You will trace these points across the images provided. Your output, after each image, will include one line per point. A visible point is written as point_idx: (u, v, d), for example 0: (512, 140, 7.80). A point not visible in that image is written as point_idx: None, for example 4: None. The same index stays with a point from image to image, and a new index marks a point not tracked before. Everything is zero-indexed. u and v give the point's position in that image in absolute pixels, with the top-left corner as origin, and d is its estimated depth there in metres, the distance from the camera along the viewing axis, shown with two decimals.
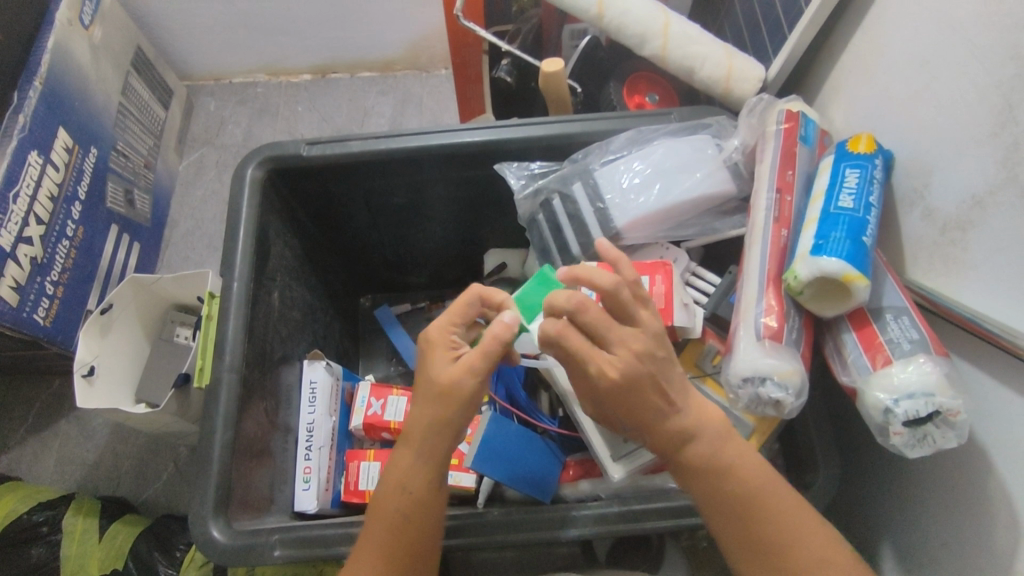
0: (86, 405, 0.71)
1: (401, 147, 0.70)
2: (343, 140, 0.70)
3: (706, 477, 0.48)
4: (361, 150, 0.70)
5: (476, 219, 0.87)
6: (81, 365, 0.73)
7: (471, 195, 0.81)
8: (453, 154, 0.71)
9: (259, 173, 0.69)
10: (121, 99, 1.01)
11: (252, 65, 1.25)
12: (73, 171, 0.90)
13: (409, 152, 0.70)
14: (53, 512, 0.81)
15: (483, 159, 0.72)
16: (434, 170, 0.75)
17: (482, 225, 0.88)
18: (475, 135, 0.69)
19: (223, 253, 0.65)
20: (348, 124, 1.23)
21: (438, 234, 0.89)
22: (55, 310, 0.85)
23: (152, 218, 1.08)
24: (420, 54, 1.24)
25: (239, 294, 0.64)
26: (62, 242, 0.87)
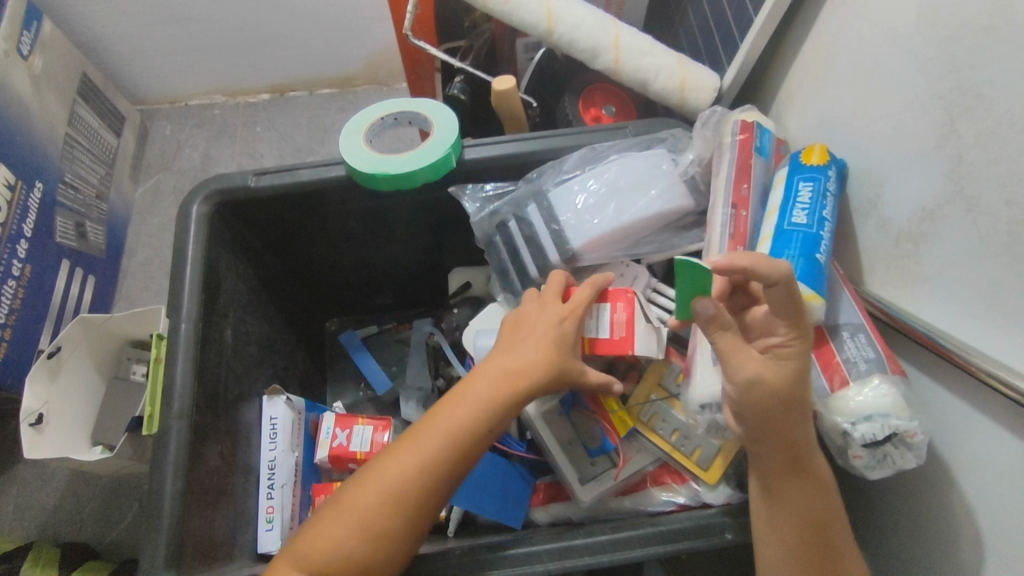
0: (35, 455, 0.68)
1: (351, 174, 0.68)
2: (292, 169, 0.68)
3: (801, 498, 0.46)
4: (311, 179, 0.68)
5: (438, 239, 0.85)
6: (29, 413, 0.70)
7: (430, 217, 0.79)
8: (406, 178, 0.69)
9: (206, 208, 0.67)
10: (67, 130, 0.98)
11: (207, 87, 1.23)
12: (17, 209, 0.87)
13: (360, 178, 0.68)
14: (9, 565, 0.78)
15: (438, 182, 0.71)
16: (389, 195, 0.73)
17: (447, 246, 0.87)
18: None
19: (169, 293, 0.63)
20: (308, 143, 1.20)
21: (401, 256, 0.87)
22: (4, 354, 0.82)
23: (107, 249, 1.06)
24: (379, 68, 1.22)
25: (187, 334, 0.62)
26: (8, 283, 0.84)
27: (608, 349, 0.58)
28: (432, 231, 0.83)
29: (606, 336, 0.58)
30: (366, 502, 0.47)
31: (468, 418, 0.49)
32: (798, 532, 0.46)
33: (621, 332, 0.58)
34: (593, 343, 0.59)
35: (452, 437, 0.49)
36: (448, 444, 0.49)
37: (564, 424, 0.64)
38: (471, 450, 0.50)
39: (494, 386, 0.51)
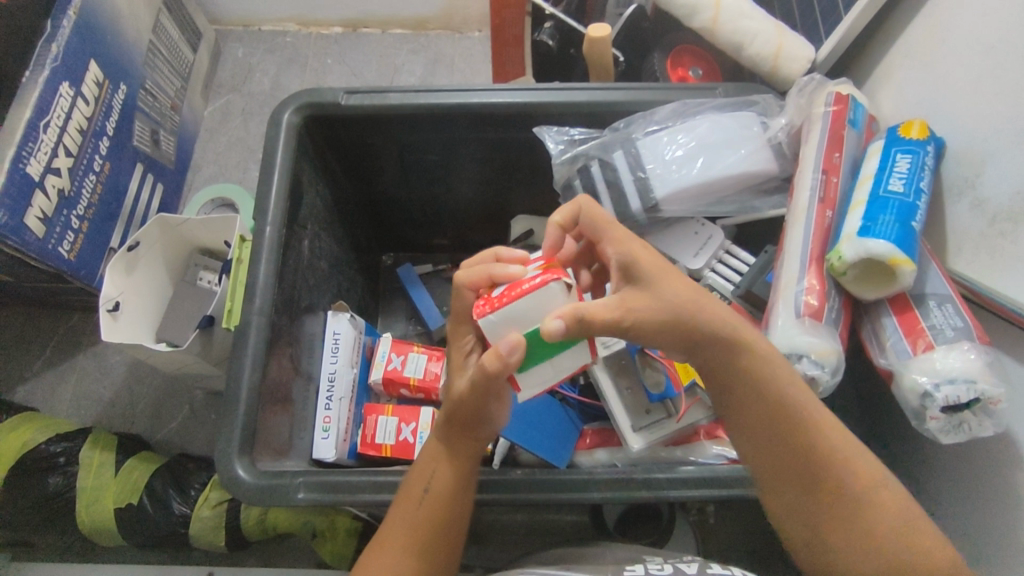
0: (111, 339, 0.73)
1: (435, 102, 0.69)
2: (383, 92, 0.70)
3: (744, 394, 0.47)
4: (399, 103, 0.69)
5: (507, 185, 0.86)
6: (107, 300, 0.75)
7: (504, 159, 0.80)
8: (492, 115, 0.71)
9: (296, 119, 0.69)
10: (151, 37, 1.04)
11: (283, 14, 1.24)
12: (102, 107, 0.93)
13: (446, 109, 0.70)
14: (69, 445, 0.85)
15: (519, 123, 0.72)
16: (469, 132, 0.74)
17: (513, 194, 0.88)
18: (514, 96, 0.68)
19: (257, 197, 0.65)
20: (377, 80, 1.22)
21: (468, 198, 0.89)
22: (80, 245, 0.90)
23: (176, 160, 1.12)
24: (454, 14, 1.22)
25: (270, 239, 0.64)
26: (89, 177, 0.91)
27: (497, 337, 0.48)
28: (502, 174, 0.83)
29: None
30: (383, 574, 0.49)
31: (431, 495, 0.50)
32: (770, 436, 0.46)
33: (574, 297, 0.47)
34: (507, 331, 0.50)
35: (430, 518, 0.50)
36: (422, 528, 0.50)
37: (622, 369, 0.66)
38: (450, 517, 0.50)
39: (443, 469, 0.51)
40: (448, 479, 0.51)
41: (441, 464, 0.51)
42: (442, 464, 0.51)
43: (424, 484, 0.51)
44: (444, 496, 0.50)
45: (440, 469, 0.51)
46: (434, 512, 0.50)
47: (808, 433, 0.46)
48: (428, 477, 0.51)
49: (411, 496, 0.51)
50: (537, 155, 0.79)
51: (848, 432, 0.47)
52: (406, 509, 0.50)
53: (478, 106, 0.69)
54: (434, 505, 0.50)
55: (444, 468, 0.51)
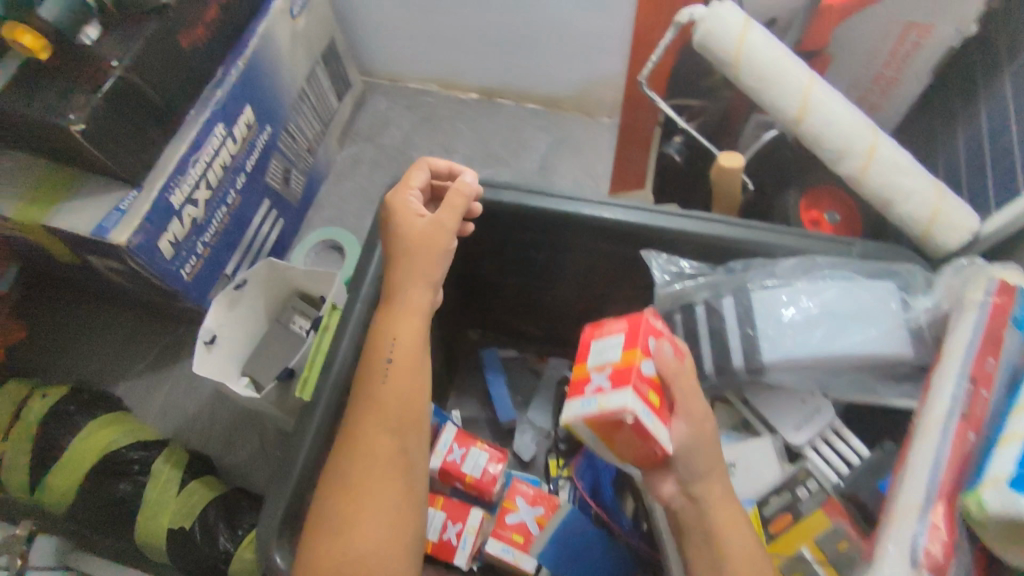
0: (198, 370, 0.79)
1: (549, 207, 0.68)
2: (498, 187, 0.69)
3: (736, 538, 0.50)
4: (512, 202, 0.69)
5: (605, 292, 0.82)
6: (205, 332, 0.81)
7: (607, 269, 0.76)
8: (602, 229, 0.68)
9: (408, 202, 0.71)
10: (303, 85, 1.12)
11: (427, 75, 1.31)
12: (247, 146, 1.01)
13: (556, 215, 0.68)
14: (146, 453, 0.92)
15: (629, 244, 0.69)
16: (575, 240, 0.72)
17: (609, 303, 0.84)
18: (626, 214, 0.66)
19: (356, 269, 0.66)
20: (501, 152, 1.25)
21: (565, 296, 0.85)
22: (199, 268, 0.97)
23: (300, 198, 1.19)
24: (589, 100, 1.23)
25: (359, 313, 0.64)
26: (221, 208, 0.98)
27: (641, 335, 0.53)
28: (604, 283, 0.80)
29: (656, 383, 0.52)
30: (374, 515, 0.52)
31: (399, 410, 0.55)
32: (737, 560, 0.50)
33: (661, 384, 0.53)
34: (637, 353, 0.52)
35: (397, 443, 0.55)
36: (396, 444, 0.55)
37: None
38: (414, 455, 0.56)
39: (403, 388, 0.57)
40: (410, 400, 0.56)
41: (404, 378, 0.57)
42: (410, 378, 0.57)
43: (395, 407, 0.56)
44: (406, 369, 0.57)
45: (405, 392, 0.56)
46: (402, 436, 0.55)
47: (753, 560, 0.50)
48: (404, 397, 0.56)
49: (382, 414, 0.55)
50: (641, 273, 0.76)
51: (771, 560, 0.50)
52: (376, 437, 0.54)
53: (587, 219, 0.68)
54: (412, 426, 0.56)
55: (403, 395, 0.56)
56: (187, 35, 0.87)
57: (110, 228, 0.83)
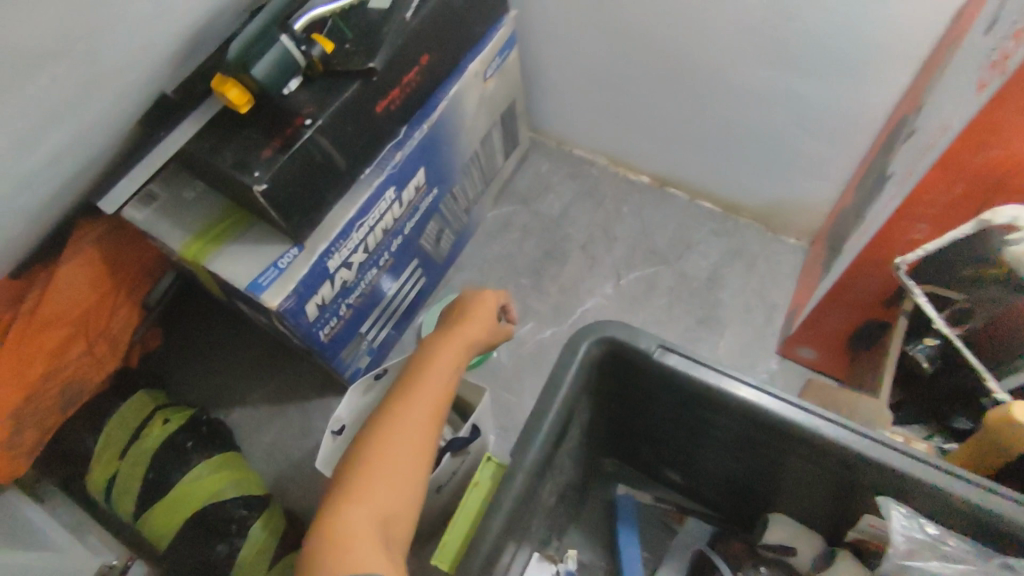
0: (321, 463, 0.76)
1: (769, 407, 0.58)
2: (705, 365, 0.60)
3: None
4: (725, 388, 0.59)
5: (785, 486, 0.70)
6: (335, 423, 0.76)
7: (806, 474, 0.65)
8: (822, 447, 0.58)
9: (594, 351, 0.61)
10: (477, 147, 1.05)
11: (599, 147, 1.21)
12: (411, 208, 0.95)
13: (775, 421, 0.58)
14: (247, 513, 0.88)
15: (856, 469, 0.58)
16: (779, 439, 0.61)
17: (783, 495, 0.72)
18: (850, 436, 0.56)
19: (523, 428, 0.58)
20: (667, 250, 1.14)
21: (734, 471, 0.74)
22: (337, 329, 0.92)
23: (445, 257, 1.12)
24: (779, 215, 1.09)
25: (519, 484, 0.57)
26: (371, 270, 0.93)
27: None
28: (808, 486, 0.67)
29: None
30: (399, 484, 0.54)
31: (436, 402, 0.60)
32: None
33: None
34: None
35: (430, 424, 0.59)
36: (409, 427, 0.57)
37: None
38: (433, 440, 0.59)
39: (434, 381, 0.61)
40: (442, 397, 0.61)
41: (437, 374, 0.62)
42: (441, 369, 0.62)
43: (425, 393, 0.60)
44: (453, 375, 0.63)
45: (440, 393, 0.61)
46: (427, 418, 0.59)
47: None
48: (441, 382, 0.61)
49: (431, 404, 0.59)
50: (853, 492, 0.62)
51: None
52: (418, 418, 0.58)
53: (814, 435, 0.57)
54: (435, 416, 0.59)
55: (440, 385, 0.61)
56: (383, 102, 0.82)
57: (266, 286, 0.79)
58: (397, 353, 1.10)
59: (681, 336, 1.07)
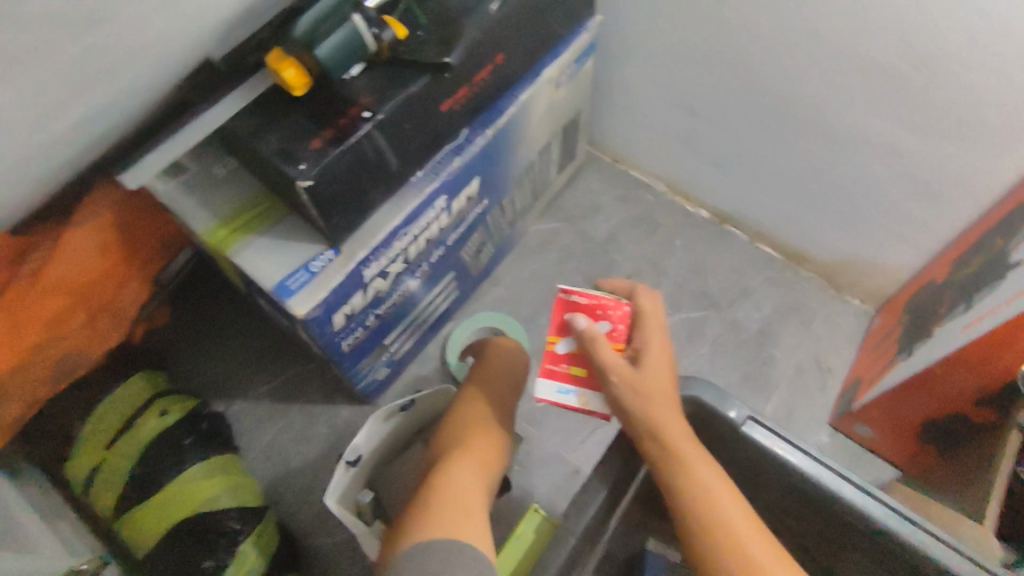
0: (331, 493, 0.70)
1: (853, 501, 0.55)
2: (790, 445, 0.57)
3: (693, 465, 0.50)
4: (809, 474, 0.56)
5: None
6: (351, 452, 0.72)
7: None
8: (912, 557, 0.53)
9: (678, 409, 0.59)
10: (534, 158, 0.96)
11: (659, 172, 1.12)
12: (458, 218, 0.87)
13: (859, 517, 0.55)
14: (240, 527, 0.81)
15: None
16: (842, 528, 0.59)
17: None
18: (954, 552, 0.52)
19: (581, 490, 0.54)
20: (717, 294, 1.05)
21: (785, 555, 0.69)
22: (360, 339, 0.84)
23: (481, 270, 1.04)
24: (846, 274, 1.01)
25: (569, 551, 0.52)
26: (407, 281, 0.85)
27: (552, 316, 0.63)
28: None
29: None
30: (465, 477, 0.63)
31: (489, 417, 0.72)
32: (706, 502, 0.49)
33: (621, 337, 0.60)
34: (551, 339, 0.63)
35: (486, 432, 0.70)
36: (471, 442, 0.68)
37: None
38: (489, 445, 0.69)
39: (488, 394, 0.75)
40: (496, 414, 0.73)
41: (491, 397, 0.75)
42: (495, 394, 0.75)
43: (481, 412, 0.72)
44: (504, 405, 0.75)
45: (493, 413, 0.73)
46: (485, 426, 0.71)
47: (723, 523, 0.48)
48: (499, 398, 0.76)
49: (487, 415, 0.72)
50: None
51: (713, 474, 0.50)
52: (477, 430, 0.69)
53: (894, 538, 0.54)
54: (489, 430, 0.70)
55: (495, 404, 0.74)
56: (449, 101, 0.74)
57: (294, 290, 0.70)
58: (417, 365, 1.03)
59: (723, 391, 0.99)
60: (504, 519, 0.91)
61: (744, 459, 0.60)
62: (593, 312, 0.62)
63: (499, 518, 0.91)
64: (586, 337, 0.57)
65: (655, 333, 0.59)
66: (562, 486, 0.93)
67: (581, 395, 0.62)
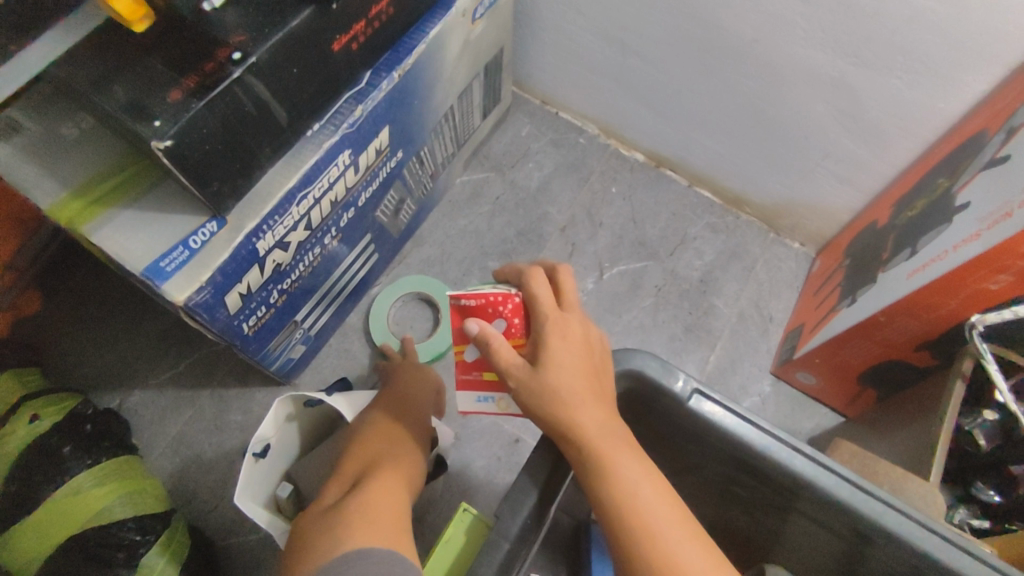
0: (239, 494, 0.62)
1: (805, 472, 0.50)
2: (743, 417, 0.51)
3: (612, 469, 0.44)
4: (759, 448, 0.51)
5: (793, 546, 0.62)
6: (258, 442, 0.64)
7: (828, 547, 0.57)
8: (868, 533, 0.50)
9: (615, 383, 0.53)
10: (454, 102, 0.86)
11: (591, 113, 1.03)
12: (368, 175, 0.76)
13: (817, 492, 0.50)
14: (143, 537, 0.71)
15: (870, 544, 0.51)
16: (790, 499, 0.54)
17: (783, 553, 0.64)
18: (918, 529, 0.48)
19: (512, 485, 0.48)
20: (658, 243, 0.99)
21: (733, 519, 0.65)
22: (265, 319, 0.74)
23: (403, 230, 0.94)
24: (786, 217, 0.97)
25: (504, 558, 0.46)
26: (313, 250, 0.75)
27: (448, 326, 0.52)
28: (812, 548, 0.59)
29: None
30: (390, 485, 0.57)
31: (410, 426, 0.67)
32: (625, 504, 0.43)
33: (521, 334, 0.51)
34: (455, 349, 0.52)
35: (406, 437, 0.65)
36: (381, 451, 0.61)
37: None
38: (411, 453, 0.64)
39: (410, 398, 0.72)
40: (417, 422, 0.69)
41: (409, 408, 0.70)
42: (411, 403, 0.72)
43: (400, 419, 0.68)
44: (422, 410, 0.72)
45: (414, 422, 0.69)
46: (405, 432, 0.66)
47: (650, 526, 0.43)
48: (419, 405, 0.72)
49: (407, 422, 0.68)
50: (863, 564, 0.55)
51: (638, 470, 0.45)
52: (395, 438, 0.64)
53: (847, 508, 0.49)
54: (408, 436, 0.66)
55: (415, 412, 0.70)
56: (342, 38, 0.62)
57: (170, 273, 0.59)
58: (338, 338, 0.93)
59: (666, 346, 0.94)
60: (443, 499, 0.85)
61: (691, 436, 0.55)
62: (484, 313, 0.50)
63: (437, 498, 0.85)
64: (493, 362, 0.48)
65: (559, 326, 0.49)
66: (502, 458, 0.87)
67: (499, 401, 0.54)
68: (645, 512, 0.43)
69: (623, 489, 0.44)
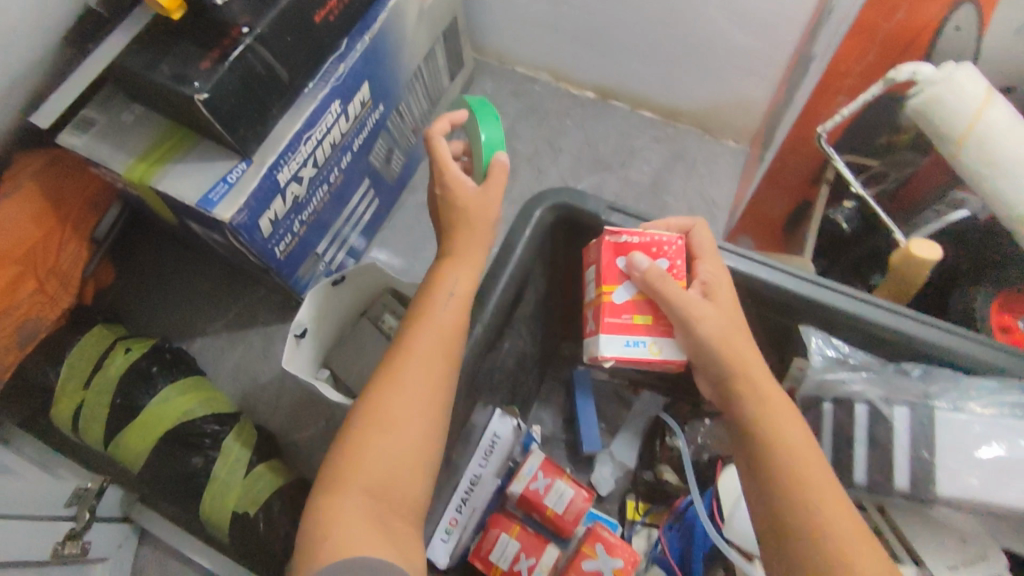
0: (286, 366, 0.76)
1: None
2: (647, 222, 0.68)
3: (747, 374, 0.56)
4: None
5: None
6: (297, 326, 0.78)
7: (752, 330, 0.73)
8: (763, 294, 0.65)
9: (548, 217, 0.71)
10: (421, 63, 1.05)
11: (541, 63, 1.22)
12: (358, 124, 0.96)
13: None
14: (219, 429, 0.91)
15: (788, 313, 0.66)
16: None
17: None
18: (792, 281, 0.63)
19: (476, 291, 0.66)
20: (611, 160, 1.17)
21: None
22: (293, 246, 0.94)
23: (397, 178, 1.13)
24: (717, 119, 1.13)
25: None
26: (323, 187, 0.94)
27: (603, 263, 0.62)
28: None
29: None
30: (397, 457, 0.56)
31: (428, 383, 0.59)
32: (743, 392, 0.56)
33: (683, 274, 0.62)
34: (603, 291, 0.62)
35: (410, 405, 0.57)
36: (369, 435, 0.56)
37: None
38: (423, 416, 0.58)
39: (418, 344, 0.60)
40: (430, 370, 0.59)
41: (424, 348, 0.60)
42: (420, 347, 0.60)
43: (409, 375, 0.59)
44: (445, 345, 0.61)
45: (431, 379, 0.59)
46: (409, 398, 0.58)
47: (774, 424, 0.54)
48: (427, 354, 0.60)
49: (407, 389, 0.58)
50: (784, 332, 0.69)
51: (745, 355, 0.57)
52: (382, 414, 0.57)
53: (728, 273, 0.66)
54: (413, 404, 0.58)
55: (424, 358, 0.59)
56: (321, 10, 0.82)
57: (217, 201, 0.79)
58: None
59: None
60: None
61: None
62: (650, 251, 0.62)
63: None
64: (652, 276, 0.59)
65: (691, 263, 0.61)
66: None
67: (651, 345, 0.61)
68: (752, 389, 0.56)
69: (748, 380, 0.56)
